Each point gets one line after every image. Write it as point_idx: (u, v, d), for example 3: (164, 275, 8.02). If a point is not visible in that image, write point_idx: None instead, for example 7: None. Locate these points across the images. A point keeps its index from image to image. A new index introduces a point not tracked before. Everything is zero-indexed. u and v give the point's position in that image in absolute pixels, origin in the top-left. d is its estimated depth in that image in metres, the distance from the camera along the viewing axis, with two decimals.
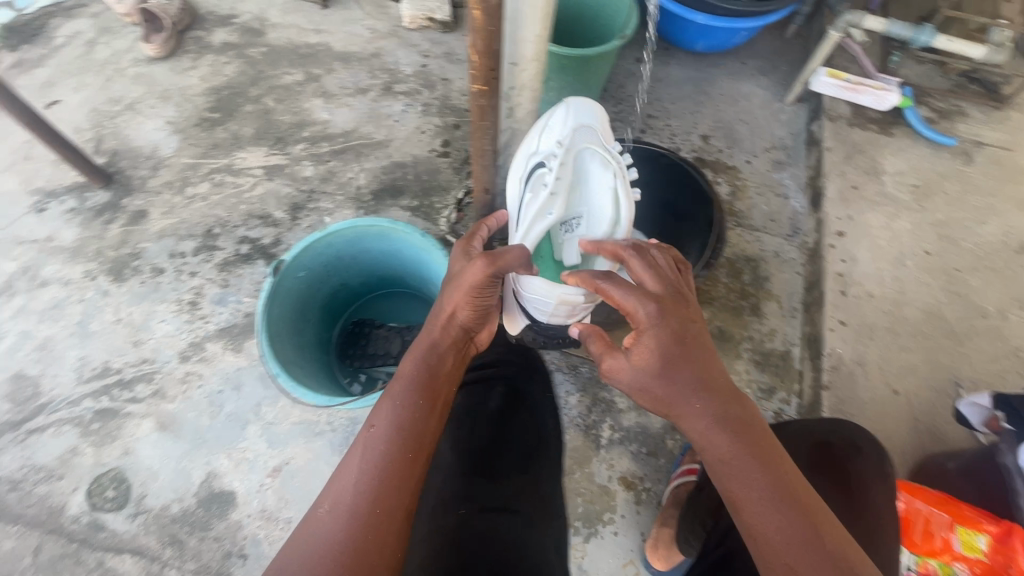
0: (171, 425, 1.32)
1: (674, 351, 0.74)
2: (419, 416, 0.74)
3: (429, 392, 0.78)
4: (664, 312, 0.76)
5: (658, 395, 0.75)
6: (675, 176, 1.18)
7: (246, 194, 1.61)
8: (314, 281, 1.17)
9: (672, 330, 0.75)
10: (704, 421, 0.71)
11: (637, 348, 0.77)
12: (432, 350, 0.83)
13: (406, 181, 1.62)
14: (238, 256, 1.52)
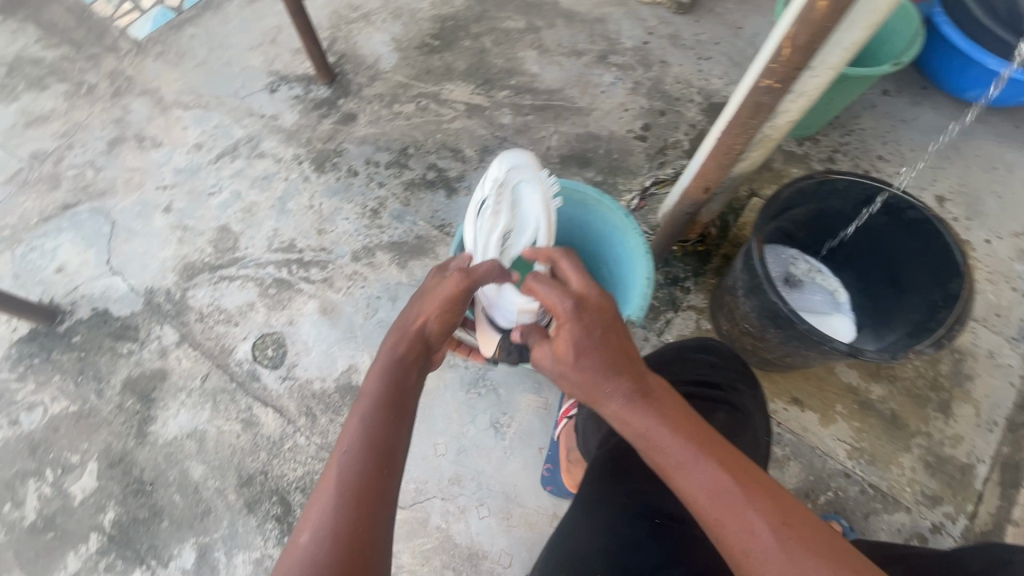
0: (331, 313, 1.44)
1: (588, 342, 0.70)
2: (387, 425, 0.68)
3: (398, 400, 0.71)
4: (583, 308, 0.73)
5: (583, 389, 0.70)
6: (918, 237, 1.03)
7: (445, 124, 1.66)
8: None
9: (578, 319, 0.72)
10: (628, 412, 0.66)
11: (561, 342, 0.72)
12: (399, 361, 0.76)
13: (596, 153, 1.58)
14: (423, 180, 1.58)
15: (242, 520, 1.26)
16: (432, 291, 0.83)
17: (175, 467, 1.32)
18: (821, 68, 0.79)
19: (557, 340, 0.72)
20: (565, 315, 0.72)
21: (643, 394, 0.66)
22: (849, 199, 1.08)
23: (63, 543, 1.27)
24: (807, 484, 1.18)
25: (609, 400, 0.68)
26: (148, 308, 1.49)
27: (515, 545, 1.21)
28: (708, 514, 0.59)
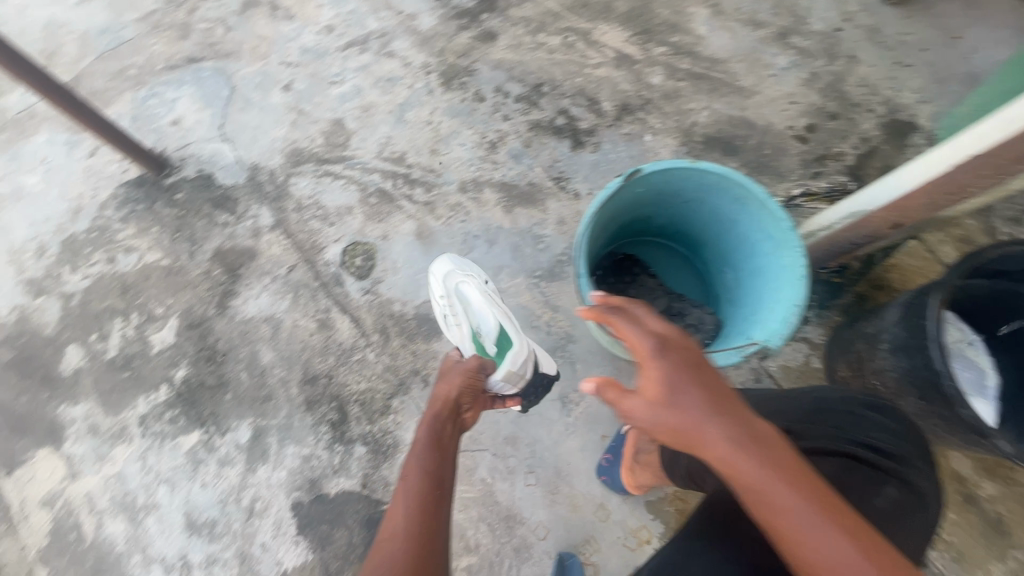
0: (426, 239, 1.39)
1: (691, 387, 0.60)
2: (436, 471, 0.77)
3: (440, 453, 0.81)
4: (669, 348, 0.63)
5: (679, 435, 0.61)
6: None
7: (588, 69, 1.51)
8: (636, 203, 1.10)
9: (670, 357, 0.62)
10: (736, 469, 0.57)
11: (656, 383, 0.61)
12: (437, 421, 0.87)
13: (745, 143, 1.42)
14: (551, 125, 1.46)
15: (299, 416, 1.28)
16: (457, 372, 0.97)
17: (247, 346, 1.34)
18: None
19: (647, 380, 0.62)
20: (656, 353, 0.62)
21: (755, 450, 0.57)
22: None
23: (137, 385, 1.33)
24: None
25: (712, 453, 0.58)
26: (250, 183, 1.47)
27: (554, 521, 1.20)
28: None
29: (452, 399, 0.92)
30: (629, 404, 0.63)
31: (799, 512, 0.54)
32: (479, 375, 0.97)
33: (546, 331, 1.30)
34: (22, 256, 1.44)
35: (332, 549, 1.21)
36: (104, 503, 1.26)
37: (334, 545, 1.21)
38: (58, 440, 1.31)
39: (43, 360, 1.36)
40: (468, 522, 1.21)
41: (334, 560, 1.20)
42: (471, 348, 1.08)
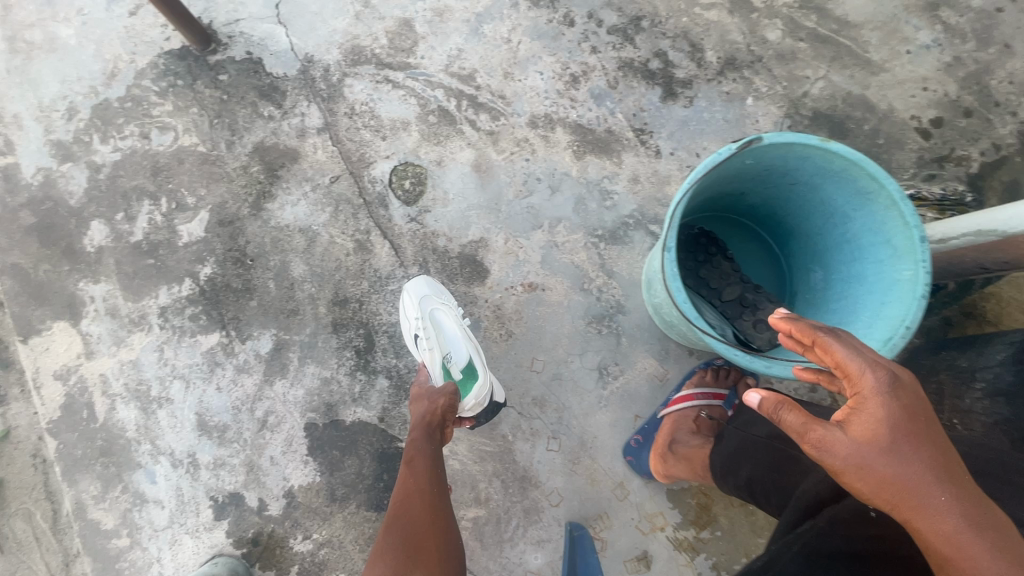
0: (484, 173, 1.26)
1: (914, 443, 0.53)
2: (424, 481, 0.89)
3: (429, 460, 0.92)
4: (900, 389, 0.54)
5: (887, 486, 0.53)
6: None
7: (699, 8, 1.31)
8: (738, 174, 0.96)
9: (897, 404, 0.54)
10: (959, 547, 0.49)
11: (873, 424, 0.54)
12: (427, 429, 0.97)
13: (858, 127, 1.25)
14: (644, 67, 1.29)
15: (323, 336, 1.22)
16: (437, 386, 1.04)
17: (278, 254, 1.25)
18: None
19: (864, 419, 0.54)
20: (883, 392, 0.54)
21: (989, 535, 0.49)
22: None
23: (161, 275, 1.26)
24: None
25: (928, 520, 0.51)
26: (301, 77, 1.33)
27: (570, 490, 1.14)
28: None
29: (438, 403, 1.00)
30: (828, 434, 0.56)
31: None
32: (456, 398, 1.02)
33: (597, 297, 1.20)
34: (51, 116, 1.33)
35: (341, 475, 1.18)
36: (118, 388, 1.23)
37: (343, 472, 1.18)
38: (76, 317, 1.27)
39: (66, 231, 1.29)
40: (482, 475, 1.15)
41: (341, 486, 1.18)
42: (439, 375, 1.09)
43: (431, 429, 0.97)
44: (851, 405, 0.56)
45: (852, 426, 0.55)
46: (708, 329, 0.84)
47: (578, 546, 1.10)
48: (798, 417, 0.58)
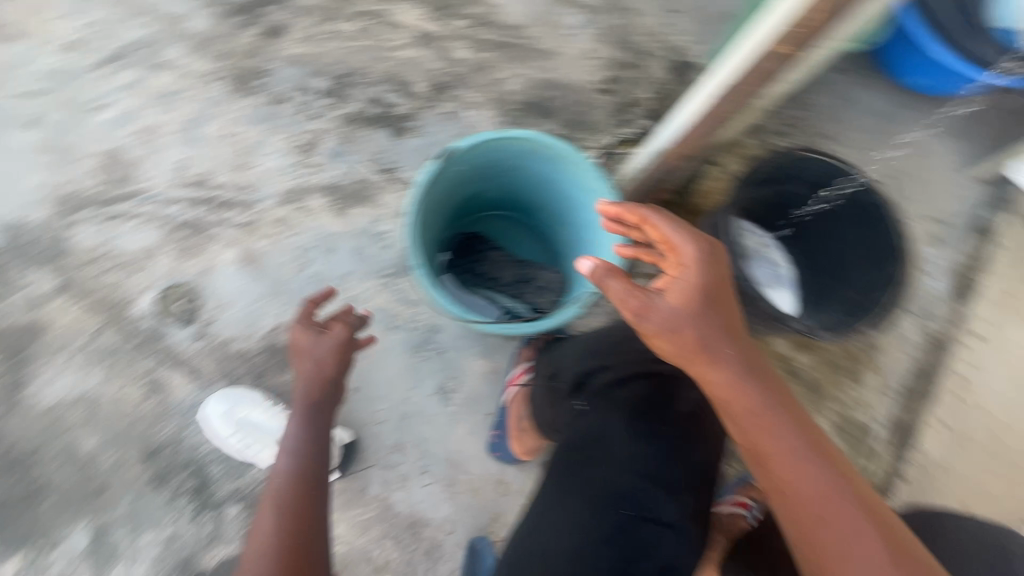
0: (255, 263, 1.25)
1: (720, 312, 0.72)
2: (308, 455, 0.90)
3: (315, 434, 0.93)
4: (708, 259, 0.74)
5: (695, 342, 0.70)
6: (865, 220, 1.10)
7: (391, 50, 1.44)
8: (462, 180, 1.08)
9: (710, 284, 0.73)
10: (734, 385, 0.70)
11: (693, 299, 0.72)
12: (311, 397, 0.96)
13: (558, 104, 1.49)
14: (366, 115, 1.39)
15: (149, 495, 1.11)
16: (326, 339, 1.00)
17: (59, 438, 1.12)
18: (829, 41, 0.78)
19: (683, 288, 0.72)
20: (700, 263, 0.72)
21: (761, 376, 0.71)
22: (800, 177, 1.13)
23: None
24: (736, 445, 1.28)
25: (721, 368, 0.70)
26: (14, 246, 1.21)
27: (459, 510, 1.18)
28: (800, 494, 0.67)
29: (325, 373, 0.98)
30: (657, 302, 0.71)
31: (784, 427, 0.69)
32: (345, 350, 1.01)
33: (410, 328, 1.25)
34: None
35: None
36: None
37: None
38: None
39: None
40: (372, 542, 1.15)
41: None
42: None
43: (314, 396, 0.97)
44: (673, 275, 0.74)
45: (674, 295, 0.72)
46: (480, 319, 0.94)
47: (479, 555, 1.14)
48: (631, 286, 0.72)
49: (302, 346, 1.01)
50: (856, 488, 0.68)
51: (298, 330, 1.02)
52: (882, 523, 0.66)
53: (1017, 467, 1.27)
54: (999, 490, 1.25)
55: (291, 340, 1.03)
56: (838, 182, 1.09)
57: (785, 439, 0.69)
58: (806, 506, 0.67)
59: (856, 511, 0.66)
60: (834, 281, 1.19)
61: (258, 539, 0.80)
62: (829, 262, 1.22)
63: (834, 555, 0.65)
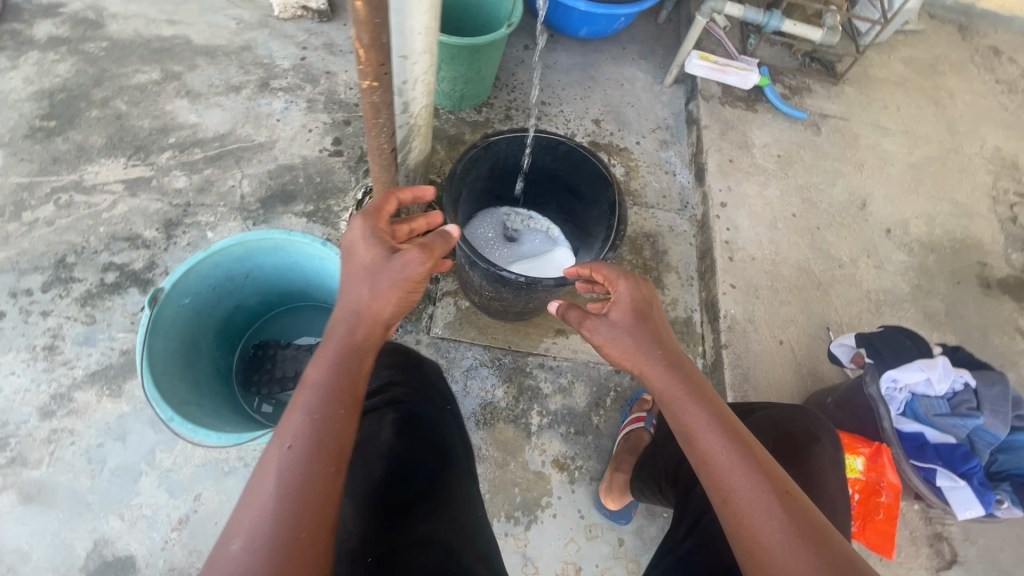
0: (40, 495, 1.11)
1: (649, 323, 0.81)
2: (340, 418, 0.65)
3: (347, 394, 0.68)
4: (635, 288, 0.83)
5: (627, 346, 0.80)
6: (575, 162, 1.22)
7: (104, 213, 1.39)
8: (204, 307, 1.05)
9: (640, 307, 0.82)
10: (665, 377, 0.76)
11: (625, 314, 0.81)
12: (350, 347, 0.73)
13: (298, 184, 1.50)
14: (103, 286, 1.31)
15: None
16: (404, 262, 0.77)
17: None
18: (414, 55, 0.84)
19: (619, 306, 0.82)
20: (631, 287, 0.82)
21: (679, 366, 0.76)
22: (510, 155, 1.24)
23: None
24: (594, 395, 1.36)
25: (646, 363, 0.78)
26: None
27: None
28: (710, 462, 0.68)
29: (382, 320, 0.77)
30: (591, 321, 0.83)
31: (698, 406, 0.73)
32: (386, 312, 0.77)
33: (243, 465, 1.17)
34: None
35: None
36: None
37: None
38: None
39: None
40: None
41: None
42: None
43: (355, 339, 0.74)
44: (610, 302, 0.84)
45: (614, 313, 0.83)
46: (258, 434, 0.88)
47: None
48: (575, 313, 0.85)
49: (362, 243, 0.81)
50: (767, 459, 0.69)
51: (359, 228, 0.81)
52: (785, 486, 0.66)
53: (803, 288, 1.47)
54: (800, 313, 1.43)
55: (345, 233, 0.82)
56: (536, 142, 1.20)
57: (698, 413, 0.72)
58: (716, 472, 0.68)
59: (760, 472, 0.66)
60: (590, 219, 1.30)
61: (260, 509, 0.58)
62: (580, 206, 1.33)
63: (738, 511, 0.65)
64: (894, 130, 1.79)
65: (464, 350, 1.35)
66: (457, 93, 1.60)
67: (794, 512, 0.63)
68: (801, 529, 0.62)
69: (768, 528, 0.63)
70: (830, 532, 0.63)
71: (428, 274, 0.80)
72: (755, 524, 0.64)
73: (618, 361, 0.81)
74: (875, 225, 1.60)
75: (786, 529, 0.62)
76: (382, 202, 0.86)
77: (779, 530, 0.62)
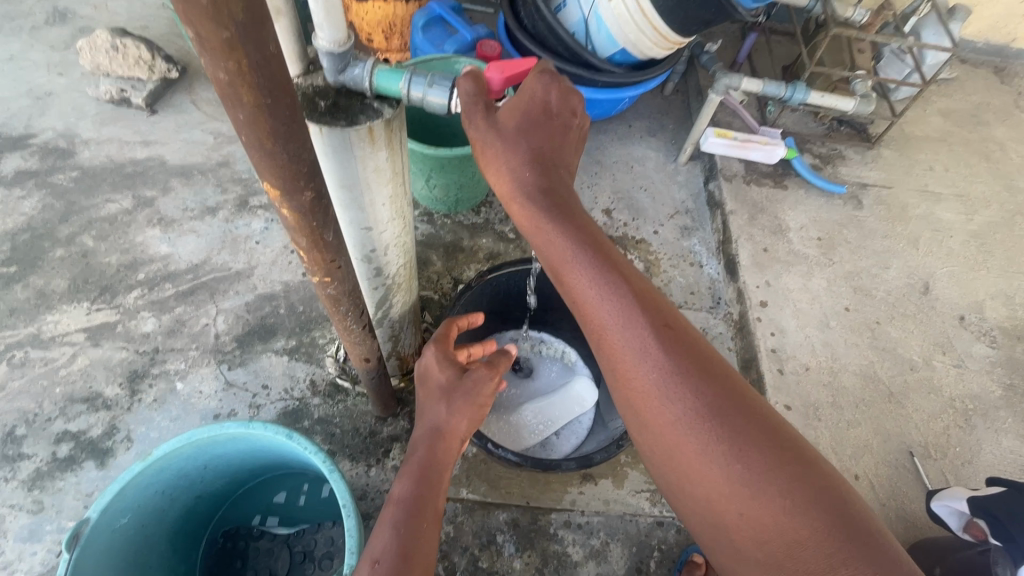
0: None
1: (529, 112, 0.66)
2: (423, 530, 0.68)
3: (428, 506, 0.71)
4: (532, 122, 0.66)
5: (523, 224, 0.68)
6: None
7: (62, 370, 1.24)
8: (153, 516, 0.86)
9: (530, 113, 0.66)
10: (564, 255, 0.66)
11: (513, 126, 0.66)
12: (432, 465, 0.76)
13: (278, 316, 1.34)
14: (54, 462, 1.14)
15: None
16: (474, 378, 0.81)
17: None
18: (380, 225, 0.68)
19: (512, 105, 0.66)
20: (532, 90, 0.66)
21: (569, 212, 0.67)
22: (511, 286, 1.12)
23: None
24: (634, 558, 1.13)
25: (544, 241, 0.67)
26: None
27: None
28: (616, 354, 0.63)
29: (458, 434, 0.81)
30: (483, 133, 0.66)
31: (600, 282, 0.64)
32: (459, 428, 0.80)
33: None
34: None
35: None
36: None
37: None
38: None
39: None
40: None
41: None
42: None
43: (433, 456, 0.77)
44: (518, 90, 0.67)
45: (507, 120, 0.66)
46: None
47: None
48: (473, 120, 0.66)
49: (435, 368, 0.84)
50: (664, 316, 0.64)
51: (432, 354, 0.85)
52: (696, 370, 0.61)
53: (871, 402, 1.24)
54: (873, 435, 1.20)
55: (420, 360, 0.86)
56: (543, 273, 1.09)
57: (584, 273, 0.65)
58: (618, 359, 0.63)
59: (662, 362, 0.61)
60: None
61: None
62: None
63: (652, 422, 0.61)
64: (946, 194, 1.58)
65: (475, 511, 1.14)
66: (452, 198, 1.43)
67: (706, 412, 0.59)
68: (715, 428, 0.58)
69: (682, 433, 0.59)
70: (742, 410, 0.59)
71: (495, 389, 0.84)
72: (669, 430, 0.60)
73: (489, 176, 0.69)
74: (944, 313, 1.37)
75: (699, 429, 0.58)
76: (447, 331, 0.90)
77: (691, 436, 0.58)
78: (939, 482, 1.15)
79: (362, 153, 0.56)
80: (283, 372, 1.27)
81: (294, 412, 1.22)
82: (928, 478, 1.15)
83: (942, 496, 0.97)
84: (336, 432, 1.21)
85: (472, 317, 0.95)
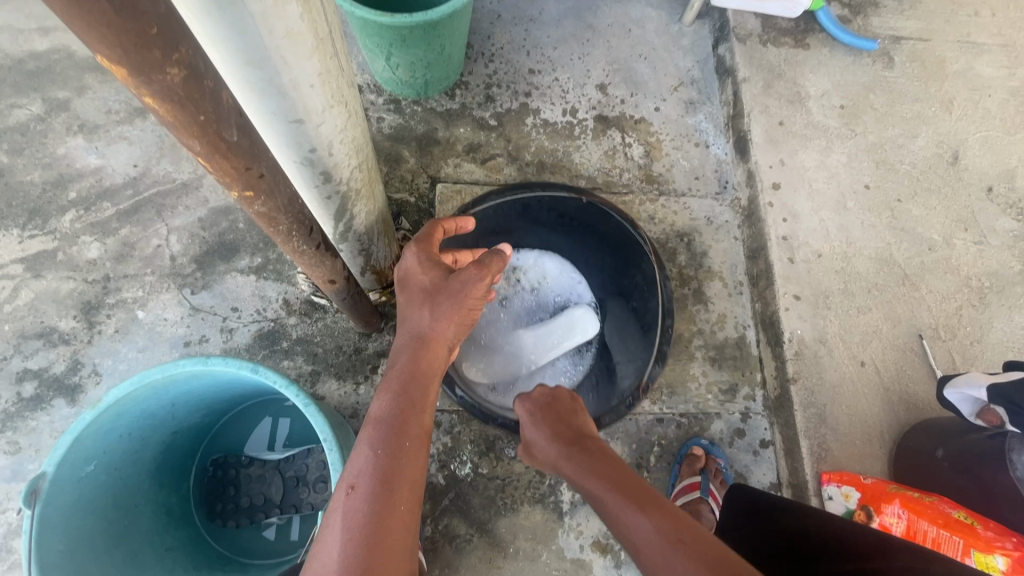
0: None
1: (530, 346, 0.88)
2: (405, 450, 0.60)
3: (411, 422, 0.63)
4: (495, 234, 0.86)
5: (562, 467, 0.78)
6: (589, 219, 1.07)
7: (7, 306, 1.13)
8: (128, 457, 0.80)
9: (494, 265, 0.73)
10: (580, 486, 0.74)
11: None
12: (414, 377, 0.67)
13: (238, 232, 1.20)
14: (22, 402, 1.07)
15: None
16: (461, 280, 0.70)
17: None
18: (313, 114, 0.52)
19: None
20: None
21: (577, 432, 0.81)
22: (501, 220, 1.07)
23: None
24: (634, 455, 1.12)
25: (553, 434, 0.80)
26: None
27: None
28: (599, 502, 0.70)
29: (443, 340, 0.70)
30: None
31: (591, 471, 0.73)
32: (437, 332, 0.70)
33: None
34: None
35: None
36: None
37: None
38: None
39: None
40: None
41: None
42: None
43: (415, 364, 0.68)
44: None
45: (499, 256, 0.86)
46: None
47: None
48: None
49: (418, 270, 0.74)
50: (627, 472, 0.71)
51: (413, 256, 0.75)
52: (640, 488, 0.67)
53: (885, 286, 1.17)
54: (883, 321, 1.14)
55: (398, 263, 0.76)
56: (547, 204, 1.07)
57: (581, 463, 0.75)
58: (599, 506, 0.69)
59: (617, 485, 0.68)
60: None
61: (331, 558, 0.53)
62: (602, 276, 1.13)
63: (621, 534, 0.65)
64: (990, 45, 1.37)
65: (472, 421, 1.11)
66: (420, 79, 1.22)
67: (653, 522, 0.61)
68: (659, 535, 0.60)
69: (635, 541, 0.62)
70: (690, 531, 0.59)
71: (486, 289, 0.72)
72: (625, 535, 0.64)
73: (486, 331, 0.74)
74: (972, 185, 1.25)
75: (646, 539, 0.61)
76: (431, 231, 0.78)
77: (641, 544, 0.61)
78: (946, 364, 1.11)
79: (262, 9, 0.40)
80: (252, 293, 1.16)
81: (270, 334, 1.14)
82: (935, 359, 1.12)
83: (958, 381, 0.96)
84: (319, 351, 1.13)
85: (462, 221, 0.84)
